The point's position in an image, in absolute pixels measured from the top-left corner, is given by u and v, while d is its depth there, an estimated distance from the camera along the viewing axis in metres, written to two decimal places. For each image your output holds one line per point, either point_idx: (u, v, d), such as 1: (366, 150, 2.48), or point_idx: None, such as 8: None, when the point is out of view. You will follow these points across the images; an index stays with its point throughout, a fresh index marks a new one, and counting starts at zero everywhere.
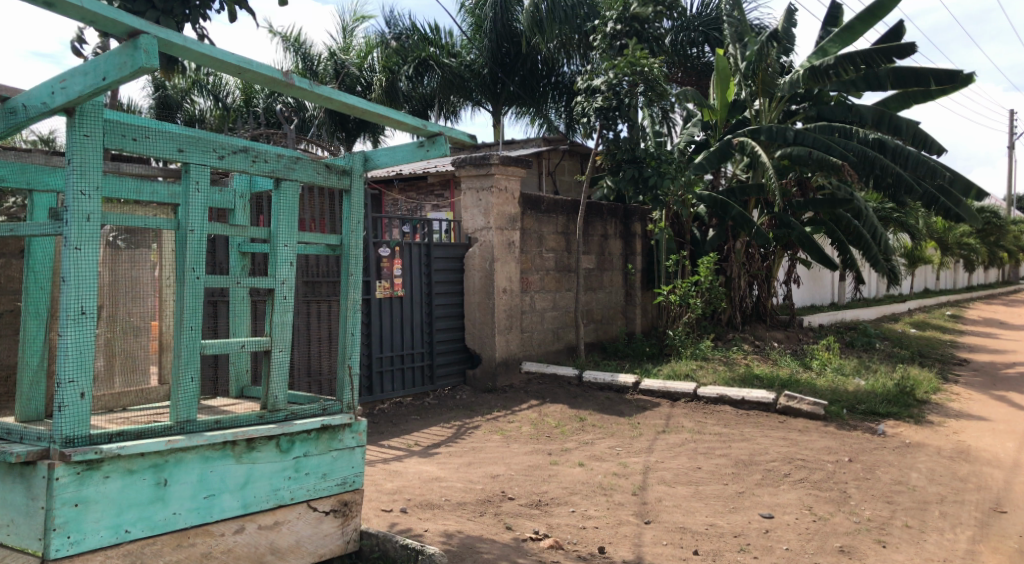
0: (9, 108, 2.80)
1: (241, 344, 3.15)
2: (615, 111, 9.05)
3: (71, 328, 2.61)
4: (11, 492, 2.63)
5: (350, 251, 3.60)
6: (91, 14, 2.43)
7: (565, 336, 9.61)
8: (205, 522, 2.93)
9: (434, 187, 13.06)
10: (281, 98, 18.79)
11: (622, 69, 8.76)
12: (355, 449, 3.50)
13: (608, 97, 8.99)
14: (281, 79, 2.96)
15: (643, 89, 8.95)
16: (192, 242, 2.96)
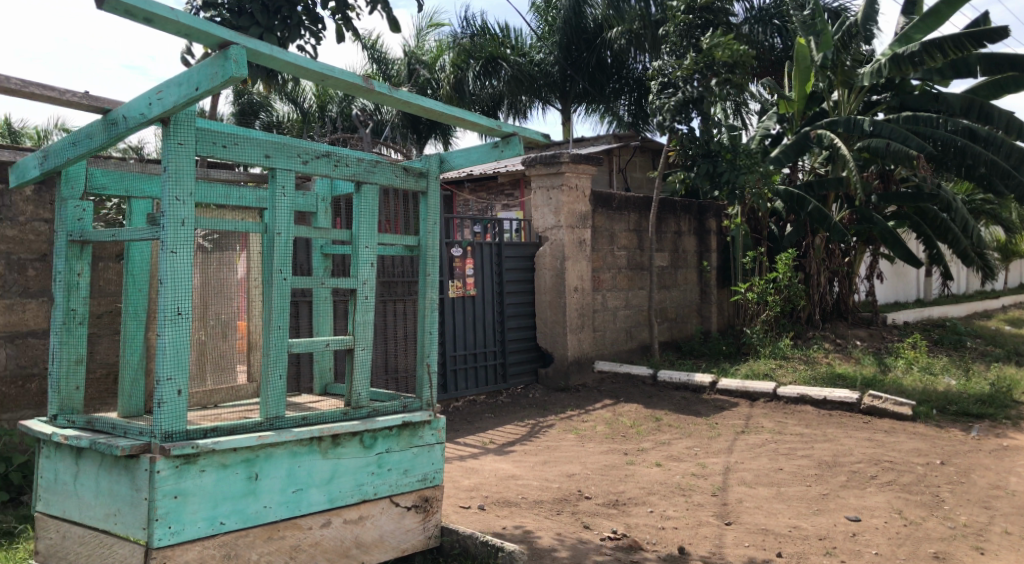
0: (111, 120, 2.90)
1: (326, 342, 3.25)
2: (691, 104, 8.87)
3: (169, 328, 2.73)
4: (118, 484, 2.77)
5: (428, 253, 3.65)
6: (185, 27, 2.52)
7: (638, 335, 9.55)
8: (294, 516, 3.03)
9: (504, 187, 13.11)
10: (355, 102, 19.23)
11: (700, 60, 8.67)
12: (435, 446, 3.56)
13: (684, 91, 8.84)
14: (361, 84, 3.02)
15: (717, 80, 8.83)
16: (279, 244, 3.06)
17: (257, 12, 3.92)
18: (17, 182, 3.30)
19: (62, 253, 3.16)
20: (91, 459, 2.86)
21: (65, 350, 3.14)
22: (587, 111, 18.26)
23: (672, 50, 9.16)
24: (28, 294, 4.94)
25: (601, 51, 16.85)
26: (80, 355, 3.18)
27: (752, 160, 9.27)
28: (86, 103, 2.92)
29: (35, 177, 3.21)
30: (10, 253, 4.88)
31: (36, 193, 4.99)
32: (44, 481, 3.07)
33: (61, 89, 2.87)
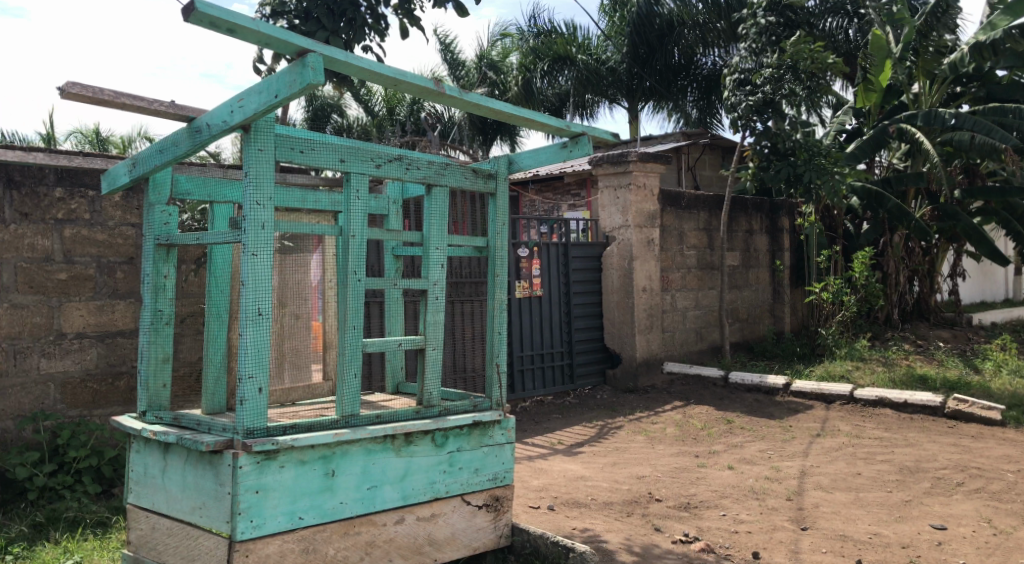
0: (195, 127, 3.02)
1: (398, 342, 3.31)
2: (769, 105, 8.72)
3: (251, 328, 2.82)
4: (204, 478, 2.87)
5: (497, 255, 3.66)
6: (265, 37, 2.59)
7: (709, 336, 9.40)
8: (369, 512, 3.09)
9: (570, 186, 13.08)
10: (423, 106, 19.50)
11: (785, 58, 8.50)
12: (505, 445, 3.58)
13: (763, 92, 8.67)
14: (433, 88, 3.06)
15: (792, 78, 8.61)
16: (354, 247, 3.13)
17: (323, 17, 4.05)
18: (108, 188, 3.46)
19: (149, 256, 3.30)
20: (177, 454, 2.98)
21: (153, 349, 3.28)
22: (654, 109, 18.09)
23: (751, 49, 9.02)
24: (117, 296, 5.17)
25: (669, 48, 16.66)
26: (166, 353, 3.32)
27: (831, 159, 9.10)
28: (172, 111, 3.04)
29: (125, 183, 3.36)
30: (100, 256, 5.12)
31: (124, 198, 5.23)
32: (134, 475, 3.21)
33: (150, 99, 2.99)
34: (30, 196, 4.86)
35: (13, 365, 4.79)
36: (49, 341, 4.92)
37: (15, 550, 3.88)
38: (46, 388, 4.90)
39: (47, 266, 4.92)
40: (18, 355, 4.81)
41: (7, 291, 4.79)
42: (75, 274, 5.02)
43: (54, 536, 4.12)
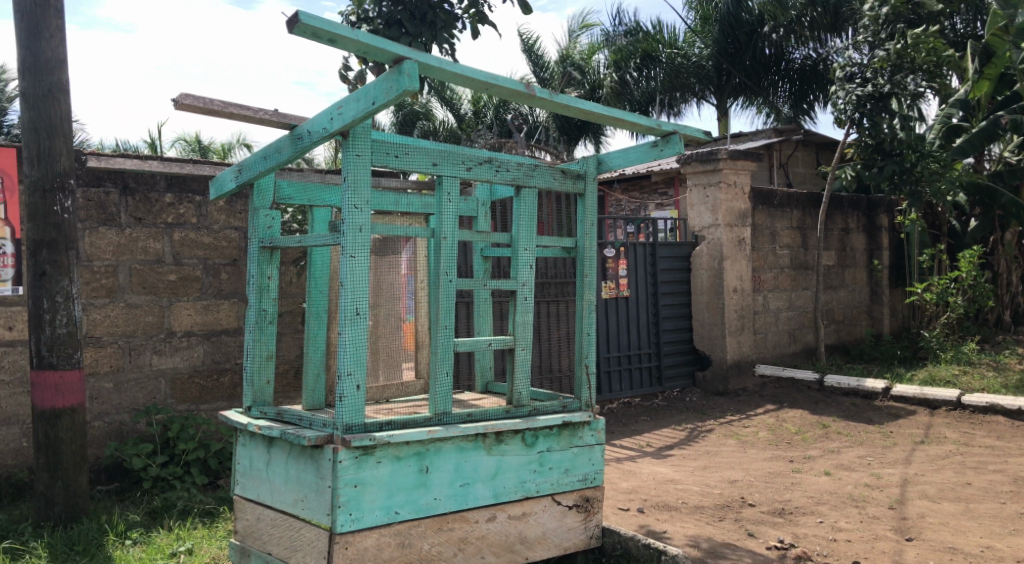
0: (298, 135, 3.14)
1: (489, 342, 3.36)
2: (879, 98, 8.37)
3: (349, 327, 2.92)
4: (306, 472, 2.98)
5: (585, 255, 3.65)
6: (364, 46, 2.68)
7: (803, 338, 9.13)
8: (462, 509, 3.15)
9: (658, 186, 12.92)
10: (508, 108, 19.64)
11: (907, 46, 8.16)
12: (595, 446, 3.58)
13: (874, 83, 8.35)
14: (523, 91, 3.09)
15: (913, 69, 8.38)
16: (445, 248, 3.19)
17: (405, 22, 4.28)
18: (216, 195, 3.64)
19: (254, 258, 3.45)
20: (281, 448, 3.11)
21: (258, 347, 3.43)
22: (744, 106, 17.60)
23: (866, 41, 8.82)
24: (222, 296, 5.43)
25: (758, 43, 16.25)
26: (270, 351, 3.46)
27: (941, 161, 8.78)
28: (276, 119, 3.17)
29: (231, 189, 3.52)
30: (206, 258, 5.38)
31: (227, 203, 5.47)
32: (240, 467, 3.37)
33: (256, 108, 3.12)
34: (143, 201, 5.16)
35: (127, 361, 5.09)
36: (160, 339, 5.20)
37: (133, 535, 4.13)
38: (158, 384, 5.19)
39: (158, 268, 5.21)
40: (133, 353, 5.10)
41: (123, 291, 5.08)
42: (183, 275, 5.29)
43: (167, 524, 4.36)
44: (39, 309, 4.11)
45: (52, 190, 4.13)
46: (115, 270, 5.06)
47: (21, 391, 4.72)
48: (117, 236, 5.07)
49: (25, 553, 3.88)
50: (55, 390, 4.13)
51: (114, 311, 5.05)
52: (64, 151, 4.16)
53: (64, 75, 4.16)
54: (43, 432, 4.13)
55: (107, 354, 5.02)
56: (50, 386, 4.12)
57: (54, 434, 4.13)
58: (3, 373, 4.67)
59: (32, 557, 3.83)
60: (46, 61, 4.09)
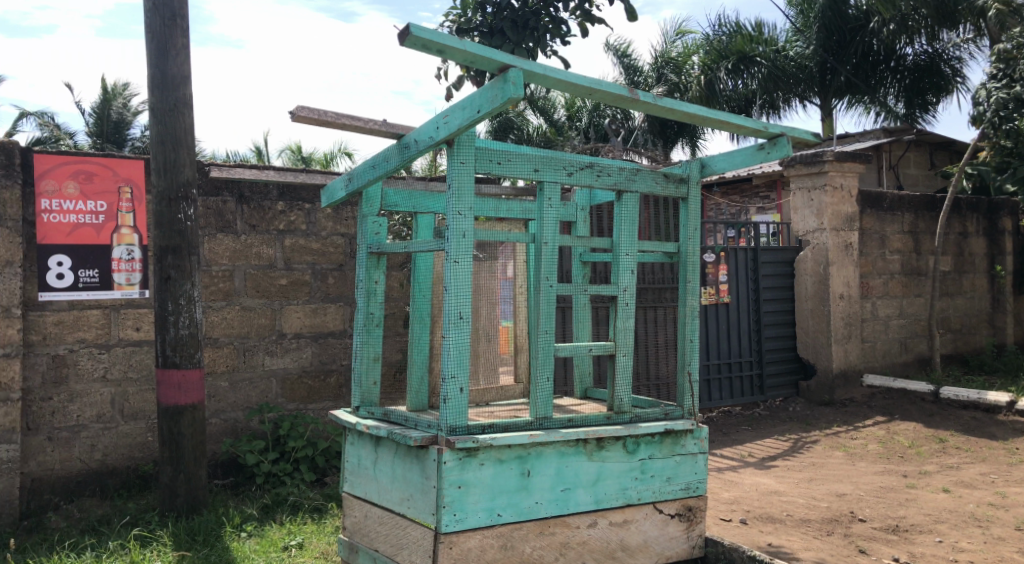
0: (405, 144, 3.23)
1: (589, 347, 3.35)
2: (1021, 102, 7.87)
3: (453, 330, 2.98)
4: (411, 472, 3.06)
5: (688, 260, 3.58)
6: (471, 56, 2.73)
7: (915, 347, 8.71)
8: (563, 514, 3.16)
9: (759, 188, 12.60)
10: (603, 112, 19.56)
11: None
12: (698, 455, 3.52)
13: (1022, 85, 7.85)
14: (627, 95, 3.08)
15: None
16: (546, 253, 3.20)
17: (507, 30, 4.43)
18: (327, 203, 3.78)
19: (362, 264, 3.55)
20: (388, 448, 3.20)
21: (366, 349, 3.54)
22: (851, 105, 16.91)
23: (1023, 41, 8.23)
24: (329, 299, 5.65)
25: (865, 39, 15.75)
26: (376, 354, 3.56)
27: None
28: (384, 129, 3.27)
29: (341, 197, 3.65)
30: (315, 263, 5.61)
31: (334, 211, 5.69)
32: (349, 465, 3.48)
33: (366, 118, 3.23)
34: (257, 209, 5.41)
35: (242, 361, 5.34)
36: (272, 340, 5.44)
37: (248, 528, 4.34)
38: (269, 383, 5.43)
39: (271, 272, 5.45)
40: (246, 353, 5.35)
41: (239, 295, 5.34)
42: (293, 279, 5.53)
43: (279, 518, 4.56)
44: (164, 311, 4.37)
45: (176, 199, 4.38)
46: (232, 274, 5.32)
47: (147, 388, 5.02)
48: (233, 242, 5.33)
49: (152, 541, 4.13)
50: (179, 388, 4.38)
51: (230, 313, 5.31)
52: (187, 162, 4.42)
53: (188, 90, 4.41)
54: (167, 427, 4.38)
55: (224, 354, 5.28)
56: (174, 384, 4.37)
57: (177, 430, 4.38)
58: (131, 371, 4.98)
59: (159, 545, 4.08)
60: (172, 77, 4.36)
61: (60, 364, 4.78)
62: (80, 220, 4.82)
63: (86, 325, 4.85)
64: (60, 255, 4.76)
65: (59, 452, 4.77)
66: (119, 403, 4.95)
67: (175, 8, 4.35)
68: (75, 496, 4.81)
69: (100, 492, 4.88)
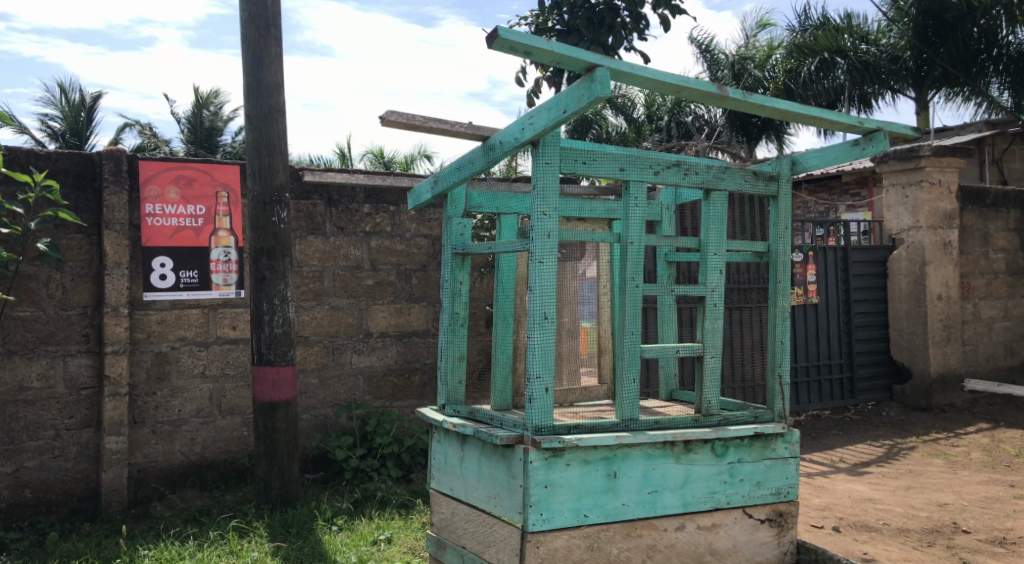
0: (490, 146, 3.26)
1: (676, 348, 3.31)
2: None
3: (538, 330, 2.99)
4: (498, 470, 3.08)
5: (778, 259, 3.49)
6: (558, 57, 2.73)
7: (1021, 350, 8.27)
8: (650, 516, 3.13)
9: (849, 186, 12.18)
10: (684, 110, 19.27)
11: None
12: (789, 460, 3.43)
13: None
14: (715, 92, 3.03)
15: None
16: (632, 253, 3.17)
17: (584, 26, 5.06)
18: (413, 205, 3.84)
19: (448, 265, 3.60)
20: (474, 446, 3.24)
21: (451, 349, 3.59)
22: (949, 98, 16.19)
23: None
24: (413, 299, 5.76)
25: (966, 27, 14.64)
26: (462, 353, 3.61)
27: None
28: (470, 131, 3.30)
29: (428, 199, 3.71)
30: (400, 264, 5.73)
31: (418, 213, 5.80)
32: (436, 462, 3.54)
33: (452, 121, 3.27)
34: (345, 212, 5.55)
35: (331, 359, 5.49)
36: (359, 339, 5.58)
37: (339, 522, 4.47)
38: (357, 381, 5.57)
39: (358, 273, 5.59)
40: (335, 351, 5.50)
41: (328, 295, 5.49)
42: (379, 280, 5.66)
43: (368, 513, 4.68)
44: (259, 310, 4.54)
45: (271, 203, 4.54)
46: (322, 275, 5.48)
47: (242, 384, 5.23)
48: (323, 244, 5.48)
49: (250, 532, 4.29)
50: (273, 384, 4.54)
51: (320, 313, 5.46)
52: (280, 167, 4.57)
53: (281, 98, 4.57)
54: (262, 422, 4.55)
55: (315, 352, 5.44)
56: (268, 381, 4.53)
57: (271, 425, 4.55)
58: (228, 368, 5.19)
59: (256, 536, 4.24)
60: (266, 85, 4.52)
61: (163, 361, 5.02)
62: (181, 223, 5.05)
63: (186, 323, 5.08)
64: (162, 257, 5.00)
65: (162, 445, 5.01)
66: (217, 399, 5.16)
67: (269, 18, 4.50)
68: (177, 486, 5.05)
69: (199, 483, 5.10)
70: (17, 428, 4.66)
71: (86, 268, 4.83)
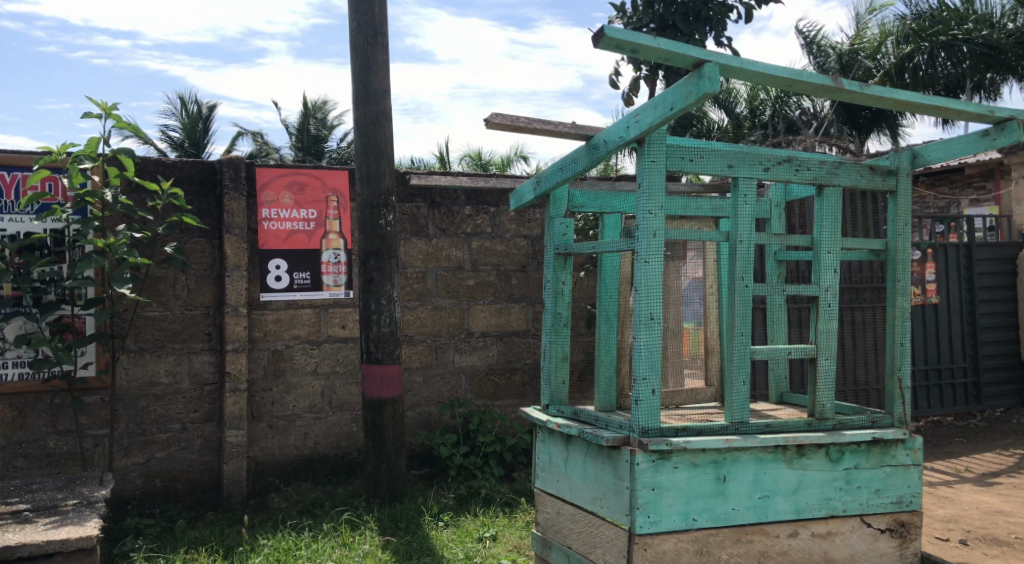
0: (594, 145, 3.25)
1: (788, 350, 3.20)
2: None
3: (644, 331, 2.95)
4: (604, 471, 3.07)
5: (898, 257, 3.32)
6: (665, 53, 2.69)
7: None
8: (762, 522, 3.04)
9: (972, 179, 11.48)
10: (789, 103, 18.64)
11: None
12: (911, 467, 3.27)
13: None
14: (830, 85, 2.92)
15: None
16: (741, 252, 3.08)
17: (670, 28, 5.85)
18: (515, 205, 3.87)
19: (550, 264, 3.61)
20: (579, 447, 3.23)
21: (554, 349, 3.60)
22: None
23: None
24: (513, 299, 5.82)
25: None
26: (565, 353, 3.61)
27: None
28: (574, 132, 3.30)
29: (530, 200, 3.74)
30: (500, 265, 5.79)
31: (518, 214, 5.86)
32: (540, 461, 3.56)
33: (556, 122, 3.27)
34: (447, 213, 5.65)
35: (434, 358, 5.60)
36: (461, 339, 5.67)
37: (446, 518, 4.56)
38: (459, 380, 5.66)
39: (459, 274, 5.68)
40: (438, 350, 5.61)
41: (431, 295, 5.60)
42: (480, 280, 5.73)
43: (474, 510, 4.77)
44: (368, 310, 4.68)
45: (378, 206, 4.68)
46: (425, 275, 5.59)
47: (351, 382, 5.41)
48: (426, 245, 5.59)
49: (361, 525, 4.44)
50: (380, 381, 4.67)
51: (424, 312, 5.58)
52: (388, 171, 4.70)
53: (387, 104, 4.70)
54: (371, 418, 4.69)
55: (419, 351, 5.56)
56: (376, 378, 4.67)
57: (380, 421, 4.68)
58: (338, 366, 5.39)
59: (366, 529, 4.38)
60: (374, 92, 4.65)
61: (278, 358, 5.25)
62: (294, 226, 5.26)
63: (299, 323, 5.29)
64: (278, 259, 5.23)
65: (278, 439, 5.24)
66: (328, 395, 5.36)
67: (377, 26, 4.64)
68: (292, 478, 5.26)
69: (312, 477, 5.31)
70: (147, 421, 4.97)
71: (208, 270, 5.10)
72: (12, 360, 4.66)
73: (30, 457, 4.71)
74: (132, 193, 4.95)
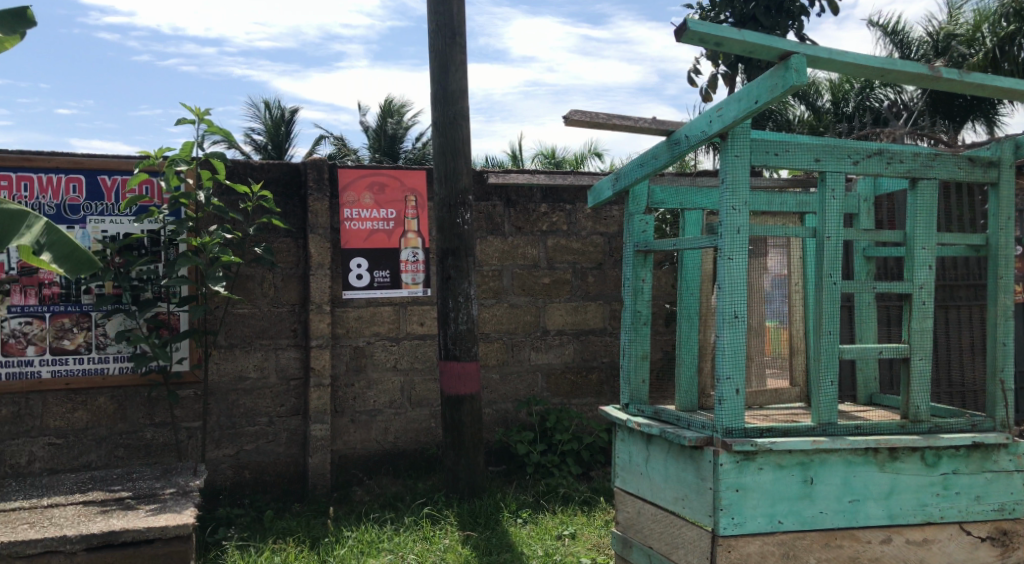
0: (675, 140, 3.21)
1: (879, 349, 3.08)
2: None
3: (727, 330, 2.89)
4: (686, 471, 3.02)
5: (999, 253, 3.17)
6: (750, 45, 2.63)
7: None
8: (852, 527, 2.94)
9: None
10: (875, 94, 17.97)
11: None
12: (1014, 474, 3.11)
13: None
14: (926, 73, 2.80)
15: None
16: (829, 248, 2.97)
17: None
18: (594, 202, 3.85)
19: (630, 261, 3.57)
20: (660, 446, 3.20)
21: (634, 347, 3.56)
22: None
23: None
24: (590, 297, 5.79)
25: None
26: (645, 351, 3.57)
27: None
28: (654, 127, 3.25)
29: (609, 196, 3.71)
30: (576, 263, 5.78)
31: (595, 211, 5.82)
32: (620, 461, 3.53)
33: (636, 117, 3.24)
34: (523, 212, 5.67)
35: (511, 356, 5.63)
36: (537, 337, 5.68)
37: (524, 515, 4.59)
38: (536, 377, 5.68)
39: (535, 272, 5.69)
40: (515, 348, 5.63)
41: (507, 293, 5.62)
42: (556, 278, 5.73)
43: (553, 508, 4.78)
44: (445, 308, 4.73)
45: (456, 205, 4.72)
46: (501, 273, 5.62)
47: (430, 378, 5.49)
48: (502, 243, 5.62)
49: (441, 519, 4.50)
50: (459, 378, 4.72)
51: (500, 310, 5.61)
52: (465, 170, 4.74)
53: (464, 104, 4.74)
54: (449, 414, 4.75)
55: (495, 349, 5.59)
56: (455, 375, 4.72)
57: (458, 417, 4.73)
58: (417, 362, 5.47)
59: (446, 523, 4.44)
60: (452, 92, 4.71)
61: (360, 355, 5.36)
62: (375, 226, 5.36)
63: (379, 320, 5.39)
64: (359, 257, 5.34)
65: (360, 433, 5.36)
66: (408, 391, 5.45)
67: (455, 27, 4.68)
68: (374, 472, 5.38)
69: (393, 471, 5.41)
70: (237, 414, 5.16)
71: (294, 269, 5.26)
72: (113, 355, 4.89)
73: (130, 447, 4.95)
74: (223, 195, 5.14)
